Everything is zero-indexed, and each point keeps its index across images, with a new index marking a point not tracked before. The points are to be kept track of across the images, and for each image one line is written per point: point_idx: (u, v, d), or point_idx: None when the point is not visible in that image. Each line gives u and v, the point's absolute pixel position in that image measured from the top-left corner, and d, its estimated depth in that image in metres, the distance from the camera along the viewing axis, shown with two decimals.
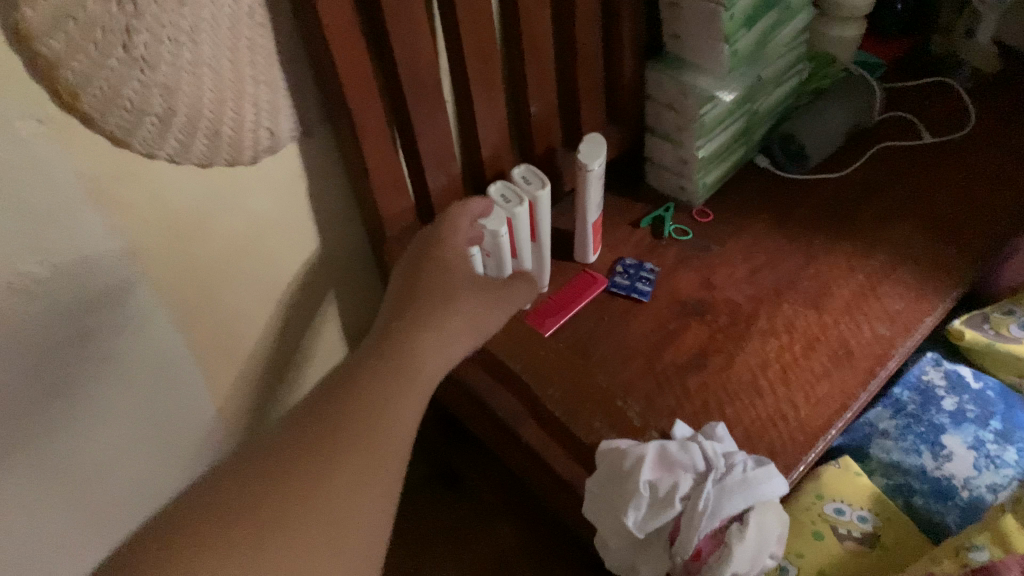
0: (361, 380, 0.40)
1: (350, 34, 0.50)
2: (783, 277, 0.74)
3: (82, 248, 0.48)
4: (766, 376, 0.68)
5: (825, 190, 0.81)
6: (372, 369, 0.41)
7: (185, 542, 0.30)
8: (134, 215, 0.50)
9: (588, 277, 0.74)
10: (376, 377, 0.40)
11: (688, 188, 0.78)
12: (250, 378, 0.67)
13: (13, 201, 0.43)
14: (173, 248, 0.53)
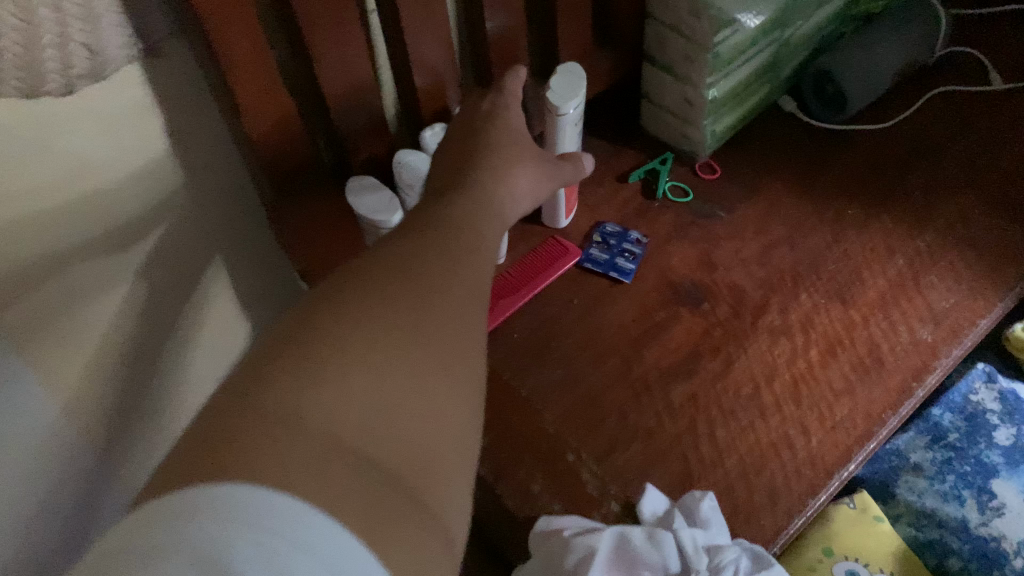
0: (427, 259, 0.34)
1: None
2: (803, 259, 0.59)
3: None
4: (772, 390, 0.53)
5: (864, 146, 0.64)
6: (440, 255, 0.35)
7: (312, 440, 0.25)
8: None
9: (557, 247, 0.59)
10: (448, 264, 0.35)
11: (693, 136, 0.61)
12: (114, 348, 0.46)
13: None
14: None
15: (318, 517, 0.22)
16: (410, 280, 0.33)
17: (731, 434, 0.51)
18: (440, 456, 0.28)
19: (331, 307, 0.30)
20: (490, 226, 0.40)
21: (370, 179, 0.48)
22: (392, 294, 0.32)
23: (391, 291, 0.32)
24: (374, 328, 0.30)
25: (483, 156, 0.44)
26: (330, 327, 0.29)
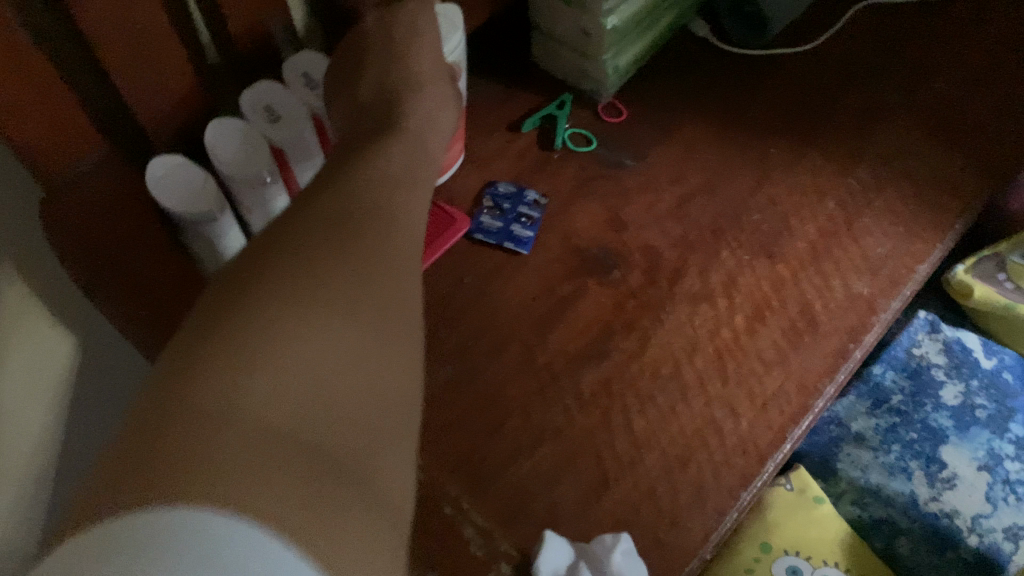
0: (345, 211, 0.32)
1: None
2: (723, 210, 0.52)
3: None
4: (696, 369, 0.46)
5: (787, 73, 0.57)
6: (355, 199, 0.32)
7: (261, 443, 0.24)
8: None
9: (441, 216, 0.50)
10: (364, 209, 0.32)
11: (592, 73, 0.53)
12: None
13: None
14: None
15: (273, 539, 0.22)
16: (376, 234, 0.32)
17: (652, 424, 0.44)
18: (387, 430, 0.29)
19: (308, 255, 0.29)
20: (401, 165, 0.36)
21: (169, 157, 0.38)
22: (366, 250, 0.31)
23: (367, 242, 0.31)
24: (303, 304, 0.28)
25: (403, 98, 0.41)
26: (306, 284, 0.28)
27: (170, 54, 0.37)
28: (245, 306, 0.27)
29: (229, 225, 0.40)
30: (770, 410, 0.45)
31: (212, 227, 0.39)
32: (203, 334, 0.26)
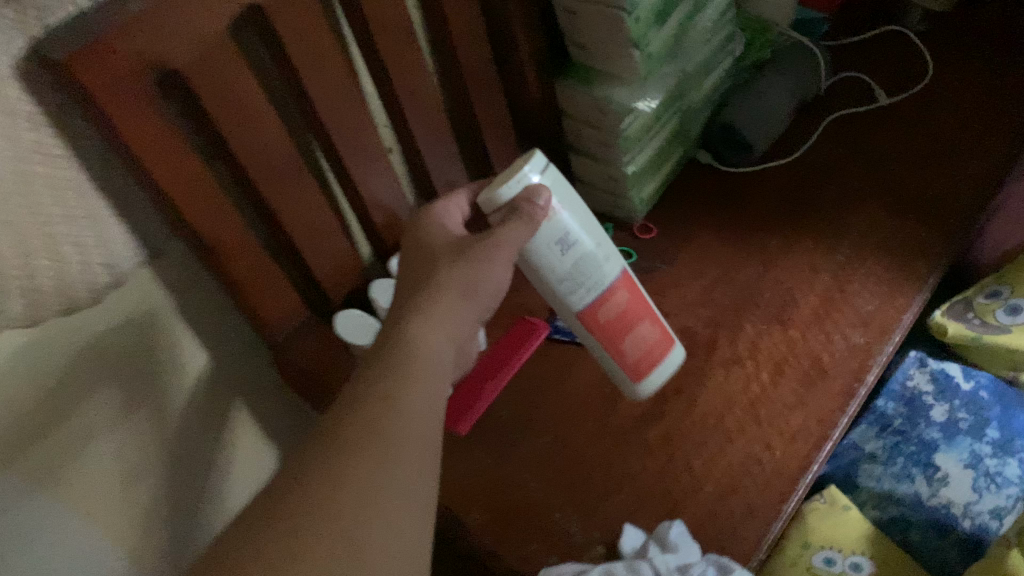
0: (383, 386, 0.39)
1: (166, 141, 0.42)
2: (741, 293, 0.67)
3: None
4: (734, 416, 0.61)
5: (778, 180, 0.73)
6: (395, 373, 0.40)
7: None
8: None
9: (526, 326, 0.66)
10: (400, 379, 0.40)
11: (624, 204, 0.70)
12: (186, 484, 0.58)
13: None
14: None
15: None
16: (420, 389, 0.40)
17: (704, 462, 0.58)
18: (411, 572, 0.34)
19: (374, 413, 0.37)
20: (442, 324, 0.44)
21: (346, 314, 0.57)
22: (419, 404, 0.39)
23: (415, 393, 0.39)
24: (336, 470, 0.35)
25: (441, 258, 0.47)
26: (339, 457, 0.35)
27: (336, 243, 0.56)
28: (317, 460, 0.35)
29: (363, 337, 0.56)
30: (795, 440, 0.59)
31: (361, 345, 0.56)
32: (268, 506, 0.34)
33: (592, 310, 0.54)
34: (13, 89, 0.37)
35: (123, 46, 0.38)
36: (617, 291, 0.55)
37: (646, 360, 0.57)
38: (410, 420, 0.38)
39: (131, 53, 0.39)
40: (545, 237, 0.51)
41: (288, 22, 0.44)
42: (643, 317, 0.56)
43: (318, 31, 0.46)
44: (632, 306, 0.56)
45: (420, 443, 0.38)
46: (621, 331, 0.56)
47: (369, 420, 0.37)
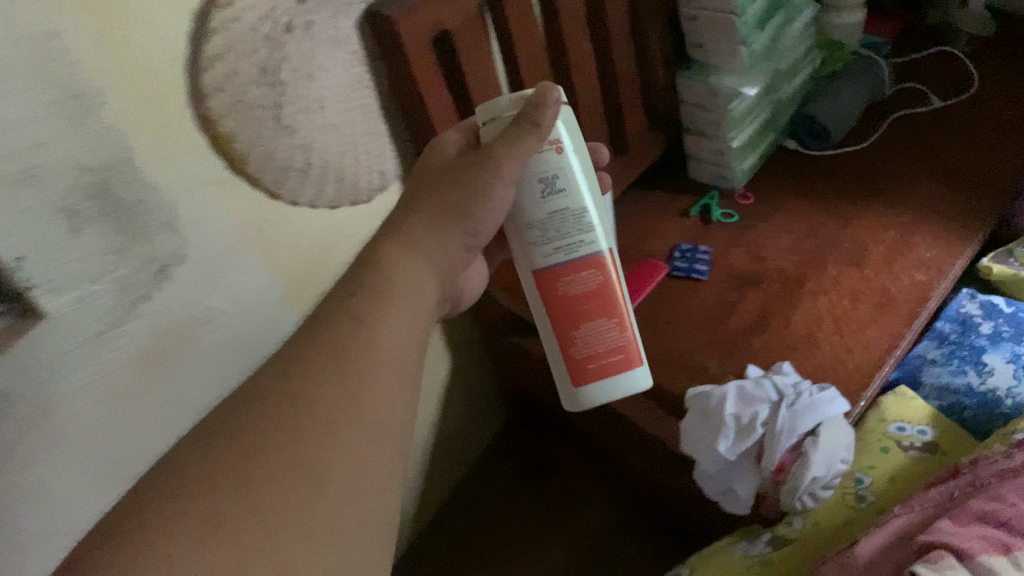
0: (359, 318, 0.47)
1: (434, 81, 0.62)
2: (823, 241, 0.83)
3: (220, 232, 0.55)
4: (821, 330, 0.76)
5: (851, 162, 0.90)
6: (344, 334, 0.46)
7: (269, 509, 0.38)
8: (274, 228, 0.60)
9: (650, 265, 0.83)
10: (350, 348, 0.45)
11: (727, 175, 0.87)
12: None
13: (215, 217, 0.55)
14: (284, 224, 0.60)
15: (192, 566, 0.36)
16: (395, 323, 0.48)
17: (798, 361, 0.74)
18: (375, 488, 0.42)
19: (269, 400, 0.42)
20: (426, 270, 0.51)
21: None
22: (392, 329, 0.47)
23: (392, 312, 0.48)
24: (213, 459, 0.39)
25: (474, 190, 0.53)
26: (293, 402, 0.43)
27: None
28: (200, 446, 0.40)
29: None
30: (871, 347, 0.73)
31: None
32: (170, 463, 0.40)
33: (551, 272, 0.57)
34: (355, 36, 0.58)
35: (426, 11, 0.58)
36: (589, 277, 0.57)
37: (587, 360, 0.59)
38: (389, 348, 0.46)
39: (428, 18, 0.58)
40: (539, 171, 0.54)
41: (513, 7, 0.64)
42: (581, 318, 0.58)
43: (529, 15, 0.66)
44: (584, 298, 0.57)
45: (396, 368, 0.46)
46: (583, 318, 0.58)
47: (352, 343, 0.46)
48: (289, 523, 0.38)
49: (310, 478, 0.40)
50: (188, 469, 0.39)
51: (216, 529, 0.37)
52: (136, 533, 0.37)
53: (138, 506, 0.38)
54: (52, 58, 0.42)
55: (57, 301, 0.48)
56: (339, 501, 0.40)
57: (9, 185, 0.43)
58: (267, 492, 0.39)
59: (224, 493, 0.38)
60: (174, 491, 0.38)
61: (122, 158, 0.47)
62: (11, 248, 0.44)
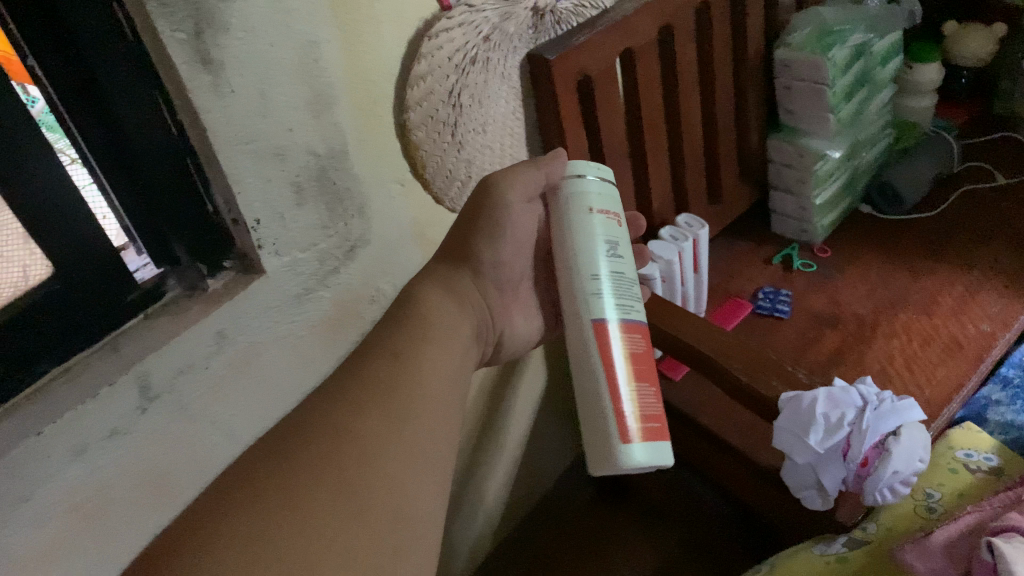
0: (398, 344, 0.55)
1: (574, 116, 0.73)
2: (896, 293, 0.90)
3: (393, 221, 0.68)
4: (892, 367, 0.81)
5: (922, 226, 0.99)
6: (392, 361, 0.53)
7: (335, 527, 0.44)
8: (430, 228, 0.72)
9: (736, 302, 0.93)
10: (392, 373, 0.53)
11: (808, 229, 0.98)
12: (488, 382, 0.88)
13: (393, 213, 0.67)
14: (435, 227, 0.73)
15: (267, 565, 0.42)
16: (432, 353, 0.55)
17: None
18: (427, 505, 0.49)
19: (334, 420, 0.49)
20: (451, 308, 0.59)
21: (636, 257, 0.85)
22: (429, 366, 0.55)
23: (429, 352, 0.55)
24: (287, 484, 0.45)
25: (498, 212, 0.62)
26: (345, 421, 0.49)
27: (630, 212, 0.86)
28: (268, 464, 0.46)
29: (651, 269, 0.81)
30: (940, 384, 0.78)
31: (646, 277, 0.82)
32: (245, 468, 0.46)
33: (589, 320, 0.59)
34: (517, 74, 0.71)
35: (578, 57, 0.69)
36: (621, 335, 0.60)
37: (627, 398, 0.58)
38: (427, 382, 0.54)
39: (578, 62, 0.70)
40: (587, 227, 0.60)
41: (642, 61, 0.76)
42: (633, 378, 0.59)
43: (654, 69, 0.78)
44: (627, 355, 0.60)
45: (436, 402, 0.53)
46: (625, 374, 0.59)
47: (393, 377, 0.53)
48: (340, 537, 0.44)
49: (353, 493, 0.46)
50: (255, 477, 0.45)
51: (280, 540, 0.43)
52: (221, 523, 0.43)
53: (222, 503, 0.44)
54: (313, 65, 0.54)
55: (276, 260, 0.59)
56: (387, 522, 0.46)
57: (264, 157, 0.54)
58: (333, 512, 0.45)
59: (284, 505, 0.44)
60: (248, 496, 0.44)
61: (341, 149, 0.59)
62: (254, 211, 0.56)
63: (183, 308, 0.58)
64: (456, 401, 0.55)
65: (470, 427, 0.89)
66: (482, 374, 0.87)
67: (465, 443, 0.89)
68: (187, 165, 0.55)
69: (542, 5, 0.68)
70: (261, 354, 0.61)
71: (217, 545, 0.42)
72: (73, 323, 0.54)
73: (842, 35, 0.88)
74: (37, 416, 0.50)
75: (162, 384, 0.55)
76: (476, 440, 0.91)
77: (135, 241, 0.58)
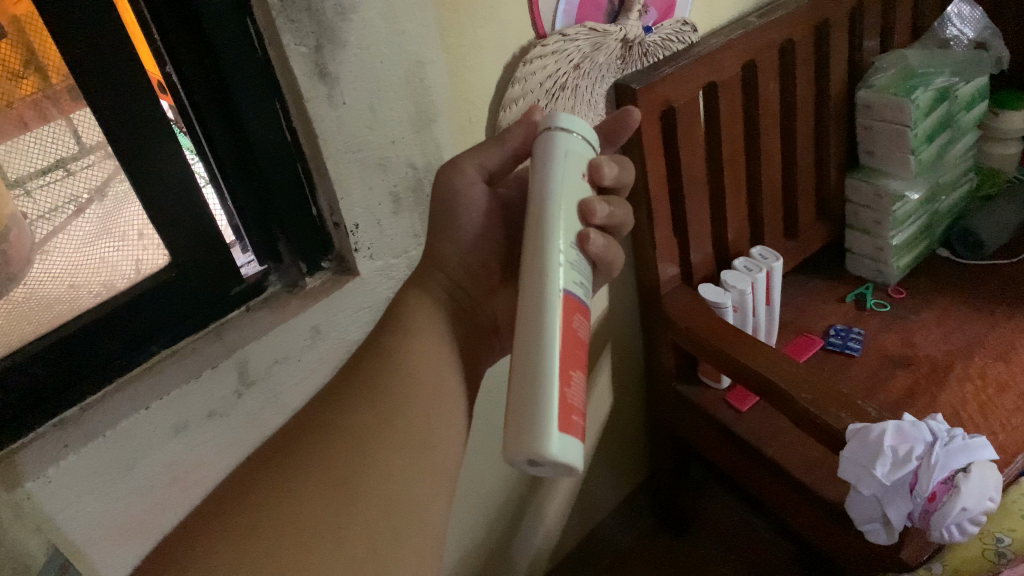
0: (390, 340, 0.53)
1: (656, 146, 0.76)
2: (973, 337, 0.89)
3: None
4: (966, 411, 0.79)
5: (1003, 272, 0.97)
6: (380, 356, 0.52)
7: (315, 533, 0.43)
8: None
9: (808, 338, 0.93)
10: (379, 369, 0.51)
11: (885, 269, 0.98)
12: None
13: None
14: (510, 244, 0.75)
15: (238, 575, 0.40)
16: (428, 342, 0.53)
17: None
18: (422, 495, 0.47)
19: (317, 426, 0.48)
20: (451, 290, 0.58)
21: (709, 284, 0.87)
22: (426, 353, 0.52)
23: (423, 340, 0.53)
24: (265, 496, 0.44)
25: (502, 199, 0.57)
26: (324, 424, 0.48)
27: (708, 241, 0.87)
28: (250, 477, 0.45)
29: (717, 295, 0.84)
30: (1016, 430, 0.76)
31: (717, 305, 0.84)
32: (231, 482, 0.45)
33: None
34: (603, 102, 0.74)
35: (664, 87, 0.72)
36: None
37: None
38: (421, 372, 0.51)
39: (664, 92, 0.73)
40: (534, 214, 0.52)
41: (725, 95, 0.79)
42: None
43: (736, 103, 0.80)
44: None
45: (430, 388, 0.51)
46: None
47: (386, 371, 0.51)
48: (329, 544, 0.43)
49: (344, 489, 0.45)
50: (247, 488, 0.44)
51: (271, 546, 0.42)
52: (211, 537, 0.42)
53: (214, 520, 0.43)
54: (418, 84, 0.59)
55: (371, 264, 0.64)
56: (374, 517, 0.45)
57: (368, 167, 0.59)
58: (317, 515, 0.43)
59: (274, 512, 0.43)
60: (239, 511, 0.43)
61: (437, 164, 0.63)
62: (354, 216, 0.60)
63: (282, 303, 0.63)
64: (458, 393, 0.53)
65: None
66: None
67: None
68: (297, 169, 0.61)
69: (632, 37, 0.72)
70: (343, 346, 0.65)
71: (213, 558, 0.41)
72: (184, 311, 0.59)
73: (926, 78, 0.89)
74: (148, 392, 0.54)
75: (258, 371, 0.59)
76: None
77: (242, 239, 0.64)
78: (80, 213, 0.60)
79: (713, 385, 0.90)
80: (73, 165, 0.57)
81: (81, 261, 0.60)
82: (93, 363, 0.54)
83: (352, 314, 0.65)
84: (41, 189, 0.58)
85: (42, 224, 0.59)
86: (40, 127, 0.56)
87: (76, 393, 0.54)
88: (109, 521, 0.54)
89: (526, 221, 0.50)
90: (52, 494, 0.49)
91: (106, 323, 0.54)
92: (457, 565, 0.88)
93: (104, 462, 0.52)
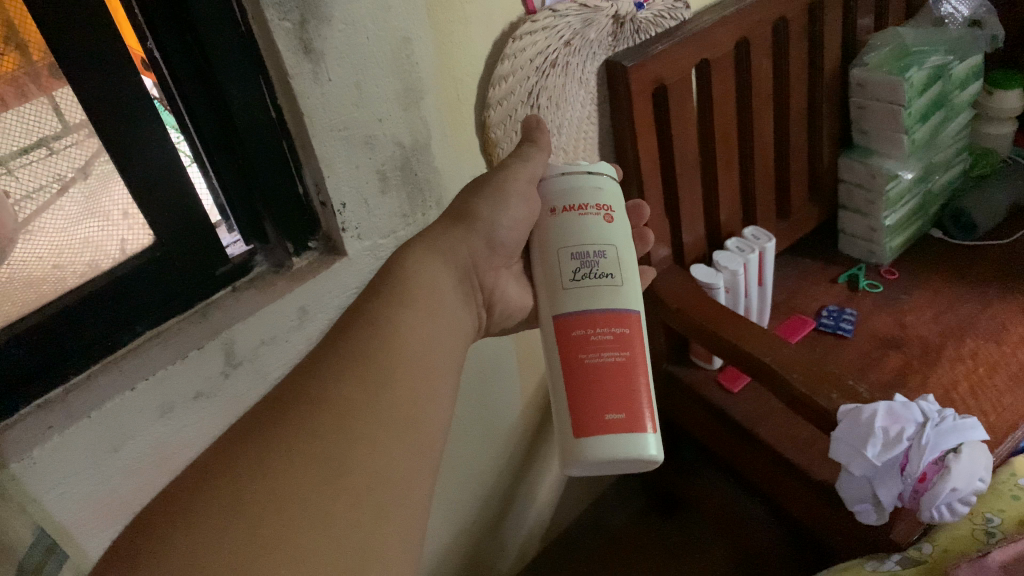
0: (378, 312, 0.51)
1: (647, 125, 0.75)
2: (964, 319, 0.88)
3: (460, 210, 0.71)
4: (957, 392, 0.79)
5: (995, 253, 0.97)
6: (367, 326, 0.50)
7: (303, 508, 0.41)
8: None
9: (800, 319, 0.93)
10: (367, 339, 0.49)
11: (878, 250, 0.97)
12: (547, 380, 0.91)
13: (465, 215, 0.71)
14: None
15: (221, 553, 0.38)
16: (414, 316, 0.52)
17: None
18: (406, 469, 0.46)
19: (304, 395, 0.46)
20: (438, 261, 0.57)
21: (702, 265, 0.86)
22: (413, 329, 0.51)
23: (410, 316, 0.52)
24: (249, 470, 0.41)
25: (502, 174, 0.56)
26: (309, 394, 0.46)
27: (700, 221, 0.87)
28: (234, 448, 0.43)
29: (706, 272, 0.85)
30: (1006, 411, 0.76)
31: (709, 286, 0.83)
32: (214, 454, 0.43)
33: (568, 320, 0.56)
34: (594, 79, 0.73)
35: (655, 65, 0.71)
36: (619, 346, 0.55)
37: (596, 416, 0.54)
38: (407, 347, 0.50)
39: (655, 70, 0.72)
40: (586, 238, 0.57)
41: (717, 73, 0.78)
42: (614, 399, 0.54)
43: (728, 80, 0.80)
44: (616, 371, 0.55)
45: (418, 363, 0.50)
46: (592, 396, 0.54)
47: (373, 343, 0.49)
48: (317, 518, 0.41)
49: (330, 465, 0.43)
50: (230, 460, 0.42)
51: (257, 522, 0.39)
52: (190, 512, 0.39)
53: (192, 490, 0.41)
54: (405, 59, 0.58)
55: (358, 244, 0.63)
56: (361, 492, 0.43)
57: (354, 145, 0.58)
58: (303, 491, 0.41)
59: (259, 485, 0.41)
60: (221, 484, 0.41)
61: (424, 141, 0.62)
62: (341, 195, 0.59)
63: (269, 282, 0.63)
64: (445, 370, 0.52)
65: (527, 425, 0.91)
66: (542, 371, 0.89)
67: (523, 438, 0.91)
68: (283, 147, 0.60)
69: (623, 13, 0.71)
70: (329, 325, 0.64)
71: (192, 530, 0.39)
72: (169, 292, 0.58)
73: (921, 57, 0.88)
74: (134, 372, 0.54)
75: (244, 351, 0.59)
76: (534, 437, 0.93)
77: (228, 219, 0.63)
78: (63, 192, 0.59)
79: (705, 366, 0.90)
80: (55, 143, 0.56)
81: (65, 241, 0.59)
82: (74, 347, 0.54)
83: (335, 293, 0.64)
84: (25, 167, 0.56)
85: (27, 204, 0.57)
86: (20, 105, 0.54)
87: (60, 373, 0.53)
88: (94, 502, 0.53)
89: (592, 240, 0.57)
90: (36, 474, 0.49)
91: (88, 305, 0.53)
92: (449, 547, 0.88)
93: (89, 441, 0.51)
